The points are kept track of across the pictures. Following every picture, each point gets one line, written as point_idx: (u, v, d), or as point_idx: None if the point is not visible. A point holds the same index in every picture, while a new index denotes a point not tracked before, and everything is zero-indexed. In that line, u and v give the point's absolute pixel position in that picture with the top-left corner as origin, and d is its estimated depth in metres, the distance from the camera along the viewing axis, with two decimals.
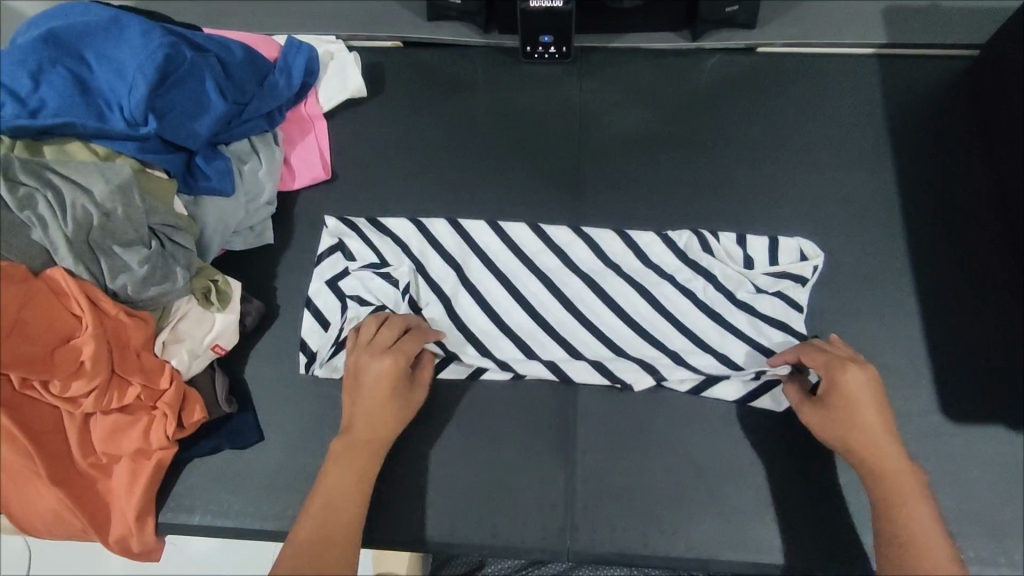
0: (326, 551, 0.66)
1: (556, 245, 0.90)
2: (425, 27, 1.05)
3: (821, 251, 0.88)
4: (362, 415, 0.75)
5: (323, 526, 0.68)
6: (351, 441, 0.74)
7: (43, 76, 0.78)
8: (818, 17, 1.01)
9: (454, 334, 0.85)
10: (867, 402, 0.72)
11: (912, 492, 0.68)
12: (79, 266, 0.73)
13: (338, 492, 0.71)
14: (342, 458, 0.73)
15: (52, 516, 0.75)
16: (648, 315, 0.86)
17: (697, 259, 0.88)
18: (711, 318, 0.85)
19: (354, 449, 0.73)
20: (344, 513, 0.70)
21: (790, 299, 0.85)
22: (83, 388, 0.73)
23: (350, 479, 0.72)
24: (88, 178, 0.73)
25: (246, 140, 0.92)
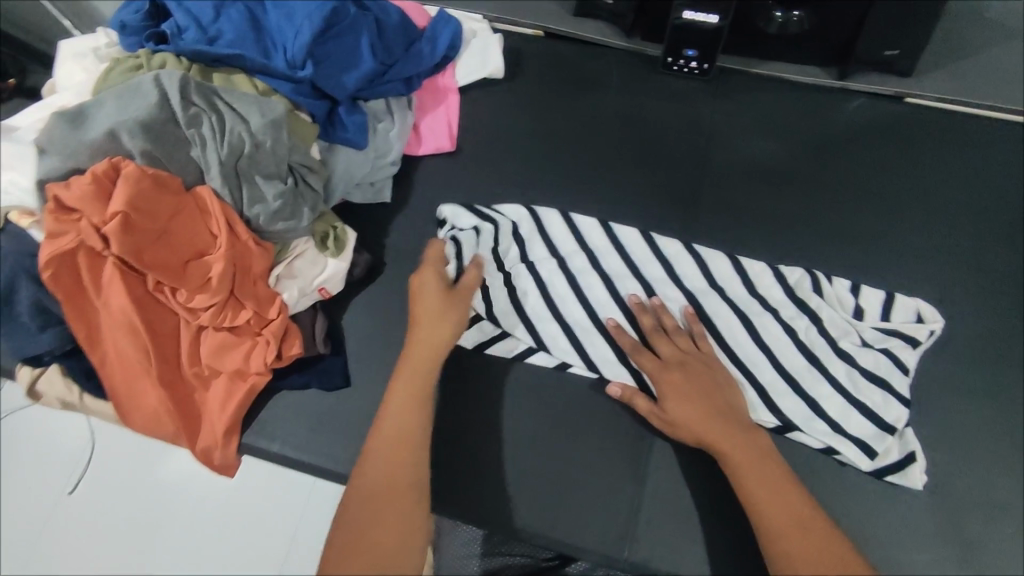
0: (394, 473, 0.69)
1: (663, 256, 0.89)
2: (571, 21, 1.06)
3: (940, 316, 0.85)
4: (421, 332, 0.79)
5: (390, 449, 0.71)
6: (407, 361, 0.77)
7: (224, 9, 0.84)
8: (980, 77, 0.97)
9: (545, 323, 0.86)
10: (691, 397, 0.76)
11: (752, 457, 0.72)
12: (224, 188, 0.77)
13: (399, 413, 0.73)
14: (400, 381, 0.76)
15: (151, 413, 0.80)
16: (746, 344, 0.83)
17: (807, 300, 0.85)
18: (808, 361, 0.82)
19: (405, 369, 0.77)
20: (410, 436, 0.72)
21: (896, 357, 0.81)
22: (204, 303, 0.77)
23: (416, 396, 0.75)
24: (248, 110, 0.78)
25: (382, 100, 0.95)
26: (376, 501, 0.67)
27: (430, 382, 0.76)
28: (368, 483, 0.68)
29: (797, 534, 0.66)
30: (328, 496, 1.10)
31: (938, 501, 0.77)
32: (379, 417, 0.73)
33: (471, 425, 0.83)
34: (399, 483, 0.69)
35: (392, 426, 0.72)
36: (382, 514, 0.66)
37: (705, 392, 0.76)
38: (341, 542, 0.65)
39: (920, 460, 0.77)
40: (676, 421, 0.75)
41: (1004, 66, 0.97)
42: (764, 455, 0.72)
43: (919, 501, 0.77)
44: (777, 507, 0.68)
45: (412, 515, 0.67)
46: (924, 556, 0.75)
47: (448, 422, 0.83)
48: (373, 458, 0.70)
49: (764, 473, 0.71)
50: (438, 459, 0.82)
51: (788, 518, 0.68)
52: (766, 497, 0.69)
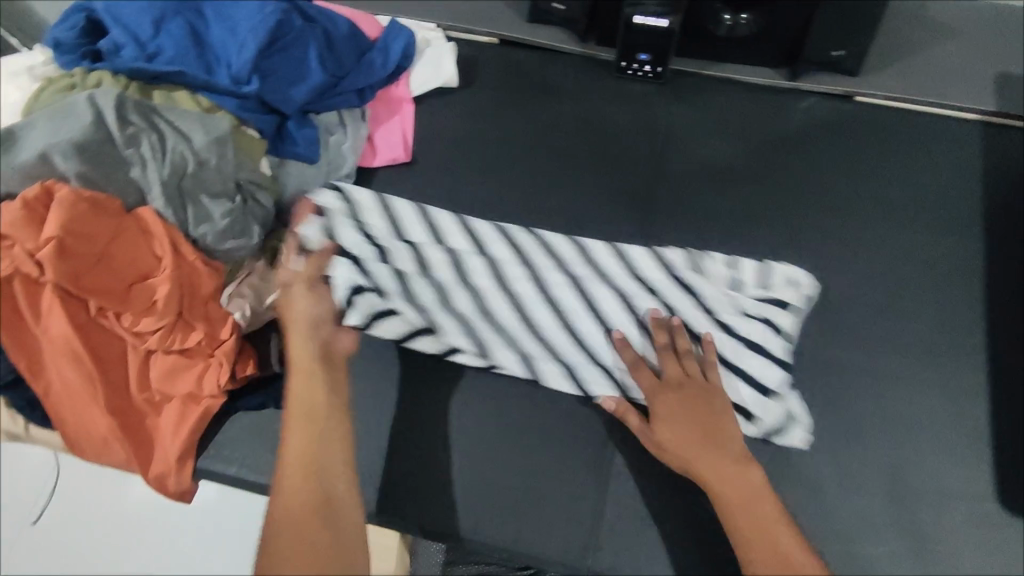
0: (306, 505, 0.63)
1: (551, 247, 0.89)
2: (525, 28, 1.06)
3: (812, 278, 0.86)
4: (298, 335, 0.76)
5: (296, 478, 0.65)
6: (293, 381, 0.72)
7: (164, 25, 0.82)
8: (926, 74, 0.98)
9: (439, 321, 0.84)
10: (682, 419, 0.74)
11: (717, 461, 0.71)
12: (168, 210, 0.76)
13: (296, 441, 0.68)
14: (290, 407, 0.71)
15: (101, 442, 0.78)
16: (637, 329, 0.83)
17: (691, 282, 0.85)
18: (687, 334, 0.83)
19: (293, 391, 0.72)
20: (315, 459, 0.67)
21: (774, 323, 0.83)
22: (150, 326, 0.75)
23: (314, 410, 0.71)
24: (190, 127, 0.77)
25: (335, 113, 0.94)
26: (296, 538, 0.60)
27: (319, 400, 0.72)
28: (282, 520, 0.62)
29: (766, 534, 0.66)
30: None
31: (895, 496, 0.78)
32: (280, 447, 0.68)
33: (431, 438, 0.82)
34: (312, 513, 0.62)
35: (294, 455, 0.67)
36: (305, 548, 0.60)
37: (692, 413, 0.75)
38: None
39: (802, 422, 0.79)
40: (667, 442, 0.74)
41: (948, 62, 0.99)
42: (726, 457, 0.72)
43: (876, 496, 0.78)
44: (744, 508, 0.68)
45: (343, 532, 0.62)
46: (882, 551, 0.75)
47: (407, 437, 0.82)
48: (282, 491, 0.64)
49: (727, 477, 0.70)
50: (399, 475, 0.81)
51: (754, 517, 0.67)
52: (733, 503, 0.69)
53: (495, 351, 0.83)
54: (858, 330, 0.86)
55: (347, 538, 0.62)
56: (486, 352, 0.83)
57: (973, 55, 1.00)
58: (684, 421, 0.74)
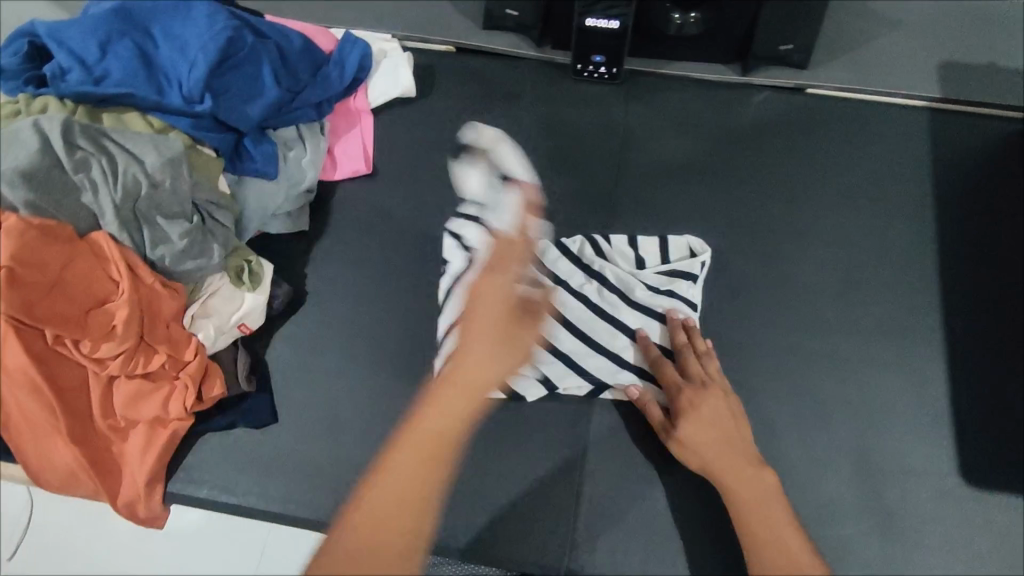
0: (403, 520, 0.62)
1: (485, 250, 0.91)
2: (480, 35, 1.07)
3: (708, 246, 0.91)
4: (474, 355, 0.75)
5: (406, 491, 0.64)
6: (452, 398, 0.71)
7: (111, 47, 0.81)
8: (872, 64, 1.01)
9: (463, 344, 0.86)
10: (711, 423, 0.77)
11: (738, 466, 0.74)
12: (123, 233, 0.75)
13: (417, 458, 0.66)
14: (425, 417, 0.69)
15: (67, 473, 0.77)
16: (559, 320, 0.87)
17: (604, 271, 0.89)
18: (595, 313, 0.88)
19: (436, 408, 0.70)
20: (427, 487, 0.65)
21: (683, 297, 0.87)
22: (111, 351, 0.74)
23: (433, 432, 0.68)
24: (141, 149, 0.76)
25: (292, 127, 0.93)
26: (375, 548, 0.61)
27: (453, 433, 0.69)
28: (370, 530, 0.61)
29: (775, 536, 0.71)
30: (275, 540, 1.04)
31: (860, 478, 0.80)
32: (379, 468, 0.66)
33: None
34: (406, 530, 0.62)
35: (399, 475, 0.65)
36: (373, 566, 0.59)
37: (722, 418, 0.77)
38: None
39: None
40: (694, 443, 0.76)
41: (893, 52, 1.02)
42: (746, 463, 0.75)
43: (843, 479, 0.80)
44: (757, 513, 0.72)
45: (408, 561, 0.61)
46: (849, 532, 0.77)
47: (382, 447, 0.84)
48: (375, 496, 0.64)
49: (744, 481, 0.74)
50: None
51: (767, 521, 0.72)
52: (748, 506, 0.73)
53: None
54: (819, 317, 0.88)
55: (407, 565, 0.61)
56: None
57: (917, 43, 1.02)
58: (716, 423, 0.77)
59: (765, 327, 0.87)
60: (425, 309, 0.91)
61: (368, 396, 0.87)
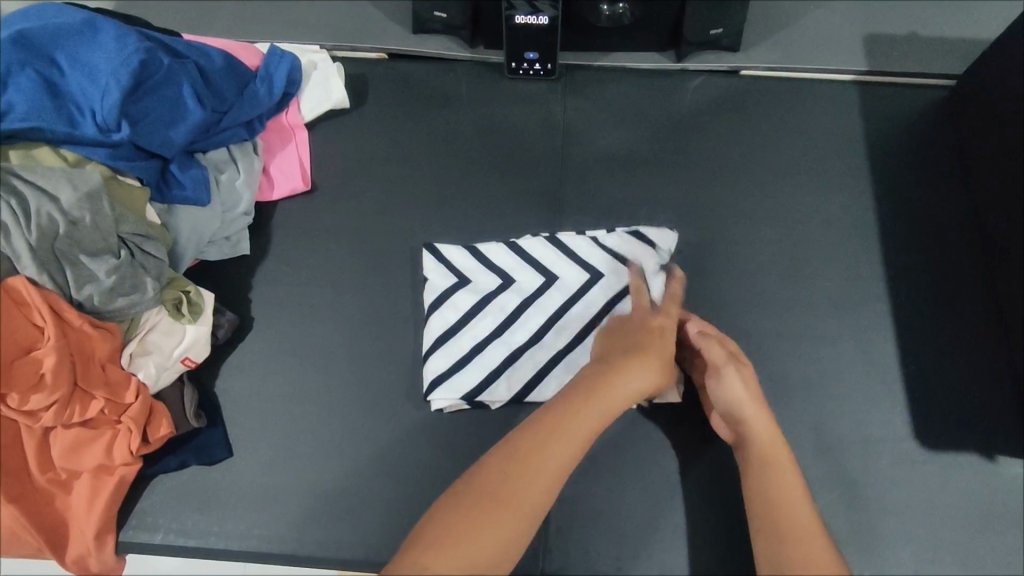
0: (551, 470, 0.63)
1: (450, 262, 0.89)
2: (411, 40, 1.04)
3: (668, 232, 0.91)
4: (658, 348, 0.73)
5: (562, 445, 0.65)
6: (635, 362, 0.71)
7: (12, 79, 0.75)
8: (801, 42, 1.02)
9: (455, 362, 0.84)
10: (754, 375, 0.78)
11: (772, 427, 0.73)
12: (43, 275, 0.71)
13: (586, 411, 0.67)
14: (598, 384, 0.69)
15: (6, 533, 0.73)
16: (520, 323, 0.86)
17: (559, 270, 0.88)
18: (557, 316, 0.86)
19: (617, 375, 0.70)
20: (582, 444, 0.66)
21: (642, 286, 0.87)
22: (42, 403, 0.70)
23: (579, 409, 0.67)
24: (55, 184, 0.71)
25: (223, 149, 0.90)
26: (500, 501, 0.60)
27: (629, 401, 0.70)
28: (503, 489, 0.61)
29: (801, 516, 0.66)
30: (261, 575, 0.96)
31: (821, 450, 0.81)
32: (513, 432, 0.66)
33: (370, 470, 0.82)
34: (547, 488, 0.62)
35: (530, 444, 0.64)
36: (481, 536, 0.58)
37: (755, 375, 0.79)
38: (438, 533, 0.57)
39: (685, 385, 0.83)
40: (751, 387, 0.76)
41: (820, 29, 1.03)
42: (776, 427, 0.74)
43: (804, 454, 0.81)
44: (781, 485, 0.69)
45: (512, 531, 0.59)
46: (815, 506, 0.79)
47: (346, 469, 0.82)
48: (525, 446, 0.64)
49: (773, 451, 0.72)
50: (344, 511, 0.81)
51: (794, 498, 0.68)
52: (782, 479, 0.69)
53: (456, 381, 0.83)
54: (770, 297, 0.88)
55: (512, 539, 0.59)
56: (447, 386, 0.83)
57: (842, 19, 1.04)
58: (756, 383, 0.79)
59: (719, 311, 0.88)
60: (377, 325, 0.89)
61: (325, 420, 0.84)
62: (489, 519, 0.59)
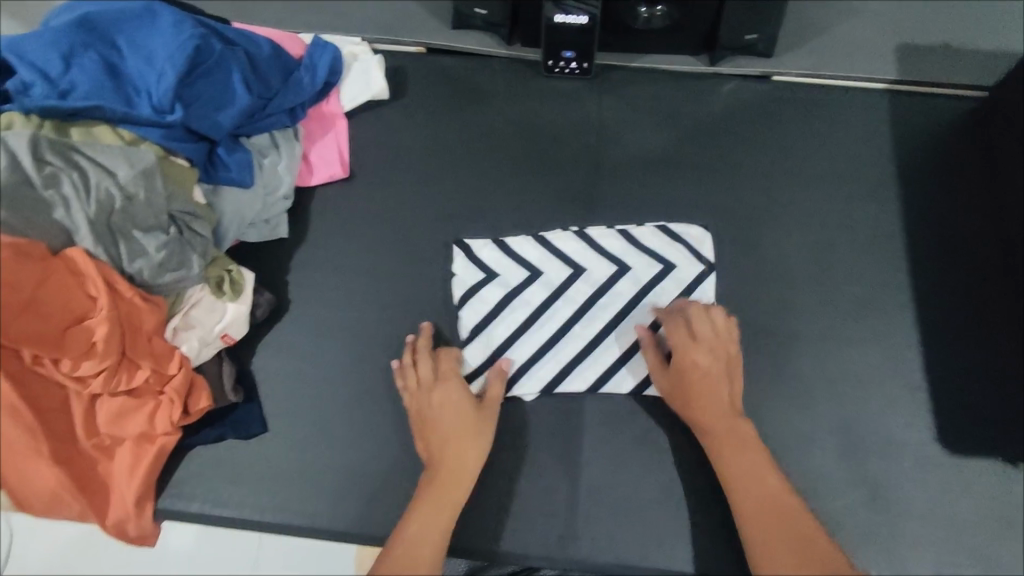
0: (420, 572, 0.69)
1: (479, 257, 0.92)
2: (450, 35, 1.07)
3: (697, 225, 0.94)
4: (459, 435, 0.79)
5: (425, 550, 0.71)
6: (453, 452, 0.78)
7: (75, 60, 0.79)
8: (834, 49, 1.04)
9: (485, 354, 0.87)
10: (699, 379, 0.79)
11: (732, 442, 0.76)
12: (98, 247, 0.74)
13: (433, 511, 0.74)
14: (435, 464, 0.77)
15: (48, 495, 0.76)
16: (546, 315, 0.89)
17: (585, 264, 0.91)
18: (586, 309, 0.89)
19: (448, 466, 0.77)
20: (439, 538, 0.72)
21: (668, 280, 0.90)
22: (92, 370, 0.73)
23: (432, 514, 0.74)
24: (113, 161, 0.74)
25: (266, 134, 0.93)
26: None
27: (473, 466, 0.78)
28: None
29: (786, 543, 0.69)
30: (274, 556, 0.99)
31: (844, 451, 0.83)
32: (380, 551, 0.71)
33: (402, 452, 0.84)
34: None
35: (397, 558, 0.69)
36: None
37: (719, 373, 0.79)
38: None
39: None
40: (670, 392, 0.81)
41: (854, 37, 1.05)
42: (751, 451, 0.76)
43: (825, 453, 0.83)
44: (769, 519, 0.71)
45: None
46: (836, 505, 0.81)
47: (379, 449, 0.85)
48: (394, 559, 0.69)
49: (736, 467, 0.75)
50: (375, 489, 0.83)
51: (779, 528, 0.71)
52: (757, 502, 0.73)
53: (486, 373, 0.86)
54: (796, 298, 0.90)
55: None
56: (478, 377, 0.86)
57: (875, 28, 1.05)
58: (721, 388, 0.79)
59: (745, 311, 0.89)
60: (411, 310, 0.91)
61: (358, 400, 0.87)
62: None
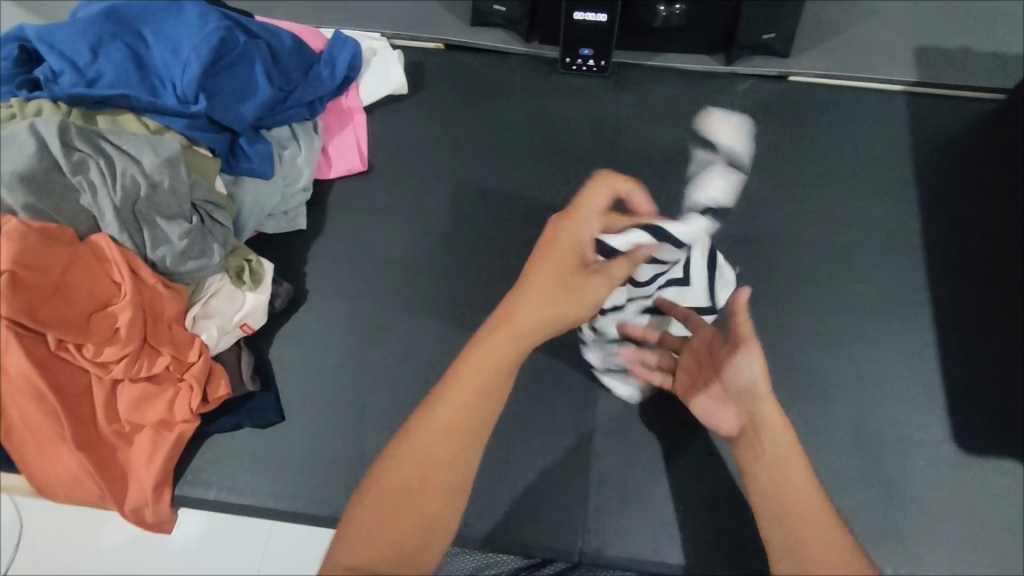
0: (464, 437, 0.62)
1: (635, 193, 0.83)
2: (468, 32, 1.08)
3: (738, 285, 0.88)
4: (545, 287, 0.71)
5: (472, 418, 0.63)
6: (532, 298, 0.69)
7: (102, 49, 0.81)
8: (851, 50, 1.04)
9: None
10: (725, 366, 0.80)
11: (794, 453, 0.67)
12: (123, 233, 0.74)
13: (478, 381, 0.64)
14: (506, 319, 0.68)
15: (71, 479, 0.77)
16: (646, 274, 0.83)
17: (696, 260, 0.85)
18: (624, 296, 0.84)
19: (527, 308, 0.69)
20: (488, 408, 0.63)
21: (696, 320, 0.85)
22: (115, 355, 0.74)
23: (484, 378, 0.64)
24: (139, 149, 0.75)
25: (286, 127, 0.93)
26: (413, 486, 0.60)
27: (544, 325, 0.69)
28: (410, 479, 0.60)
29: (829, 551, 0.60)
30: (283, 549, 0.99)
31: (858, 449, 0.83)
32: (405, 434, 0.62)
33: None
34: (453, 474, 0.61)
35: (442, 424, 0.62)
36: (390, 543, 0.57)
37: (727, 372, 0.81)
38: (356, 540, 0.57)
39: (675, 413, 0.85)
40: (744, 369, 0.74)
41: (871, 38, 1.05)
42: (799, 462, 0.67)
43: (839, 451, 0.83)
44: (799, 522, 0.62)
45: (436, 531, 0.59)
46: (850, 502, 0.81)
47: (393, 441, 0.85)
48: (419, 445, 0.61)
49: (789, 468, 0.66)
50: None
51: (822, 532, 0.61)
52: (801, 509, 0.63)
53: None
54: (812, 296, 0.90)
55: (430, 528, 0.59)
56: None
57: (893, 30, 1.06)
58: None
59: (761, 308, 0.90)
60: (427, 303, 0.92)
61: (374, 391, 0.87)
62: (393, 516, 0.58)
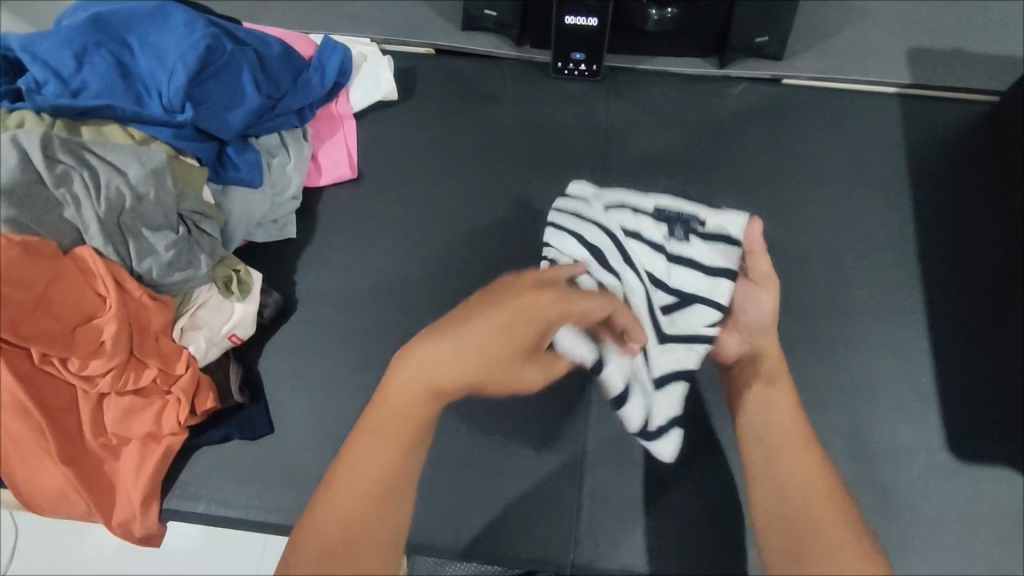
0: (381, 458, 0.76)
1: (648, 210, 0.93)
2: (459, 37, 1.07)
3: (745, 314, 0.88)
4: (453, 355, 0.84)
5: (390, 437, 0.77)
6: (435, 358, 0.85)
7: (87, 59, 0.80)
8: (845, 53, 1.03)
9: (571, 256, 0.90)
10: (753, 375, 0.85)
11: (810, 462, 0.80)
12: (108, 246, 0.73)
13: (391, 414, 0.79)
14: (404, 371, 0.84)
15: (57, 494, 0.76)
16: (648, 232, 0.91)
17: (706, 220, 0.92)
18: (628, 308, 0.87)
19: (415, 358, 0.85)
20: (392, 440, 0.77)
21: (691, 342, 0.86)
22: (101, 368, 0.73)
23: (394, 420, 0.79)
24: (124, 160, 0.74)
25: (275, 134, 0.92)
26: (359, 505, 0.72)
27: (418, 394, 0.82)
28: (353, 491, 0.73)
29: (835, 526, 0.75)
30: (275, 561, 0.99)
31: (853, 458, 0.82)
32: (348, 458, 0.75)
33: None
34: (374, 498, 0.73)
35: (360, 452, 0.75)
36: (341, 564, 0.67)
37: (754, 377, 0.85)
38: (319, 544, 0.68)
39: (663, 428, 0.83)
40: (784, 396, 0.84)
41: (865, 41, 1.04)
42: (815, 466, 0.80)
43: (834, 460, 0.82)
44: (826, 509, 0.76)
45: (380, 546, 0.71)
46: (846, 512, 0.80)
47: None
48: (347, 467, 0.75)
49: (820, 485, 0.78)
50: None
51: (827, 514, 0.76)
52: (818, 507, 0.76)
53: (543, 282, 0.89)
54: (806, 302, 0.89)
55: (371, 550, 0.70)
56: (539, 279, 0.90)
57: (888, 32, 1.05)
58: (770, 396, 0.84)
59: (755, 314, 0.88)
60: (418, 312, 0.91)
61: (364, 402, 0.86)
62: (350, 525, 0.70)
